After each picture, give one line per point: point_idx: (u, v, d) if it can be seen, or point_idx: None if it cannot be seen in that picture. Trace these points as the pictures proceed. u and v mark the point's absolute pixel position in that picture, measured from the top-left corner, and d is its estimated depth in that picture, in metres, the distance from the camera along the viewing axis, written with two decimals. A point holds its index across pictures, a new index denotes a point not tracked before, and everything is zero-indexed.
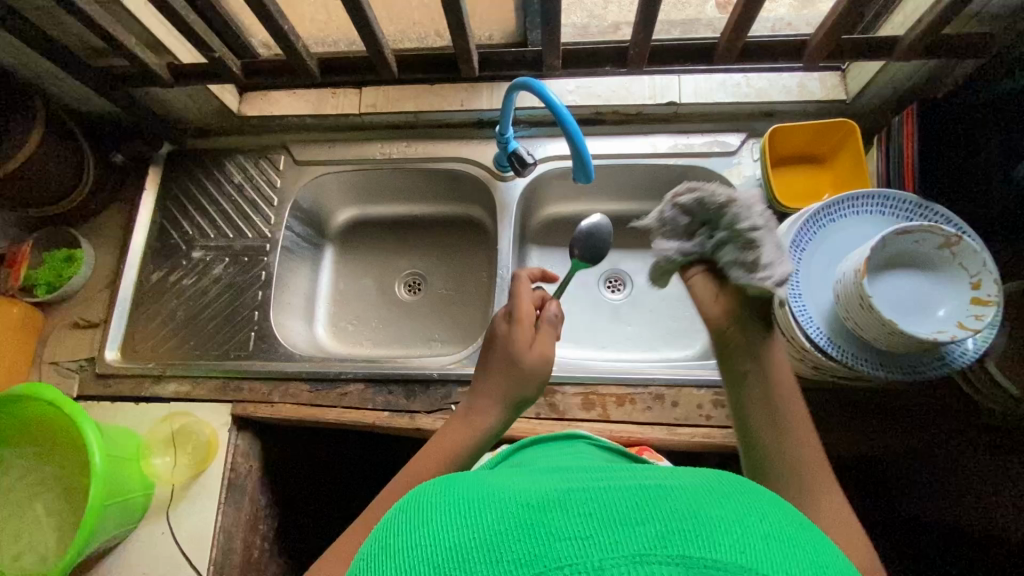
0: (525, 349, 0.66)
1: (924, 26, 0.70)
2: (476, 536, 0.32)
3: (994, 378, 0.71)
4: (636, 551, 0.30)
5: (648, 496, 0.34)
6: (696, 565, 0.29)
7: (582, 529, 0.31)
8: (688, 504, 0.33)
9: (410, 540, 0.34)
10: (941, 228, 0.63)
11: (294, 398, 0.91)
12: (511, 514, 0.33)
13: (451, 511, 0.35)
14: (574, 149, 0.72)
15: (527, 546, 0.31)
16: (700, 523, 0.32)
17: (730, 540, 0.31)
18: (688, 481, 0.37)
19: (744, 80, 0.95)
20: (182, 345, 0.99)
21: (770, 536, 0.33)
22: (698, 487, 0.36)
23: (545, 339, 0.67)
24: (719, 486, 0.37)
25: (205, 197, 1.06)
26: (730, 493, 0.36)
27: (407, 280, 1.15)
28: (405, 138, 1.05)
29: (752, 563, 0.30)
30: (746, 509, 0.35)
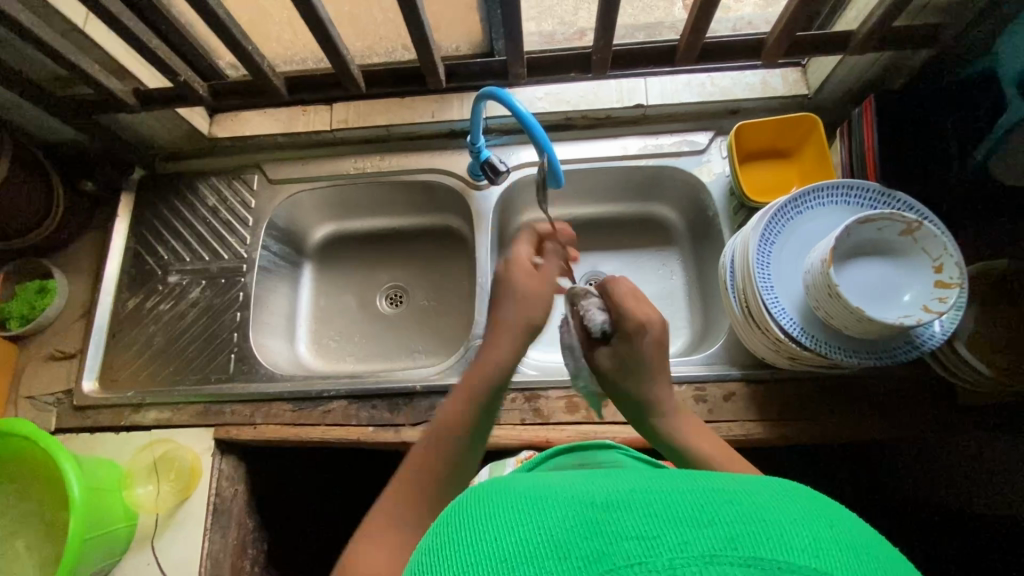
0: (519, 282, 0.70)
1: (874, 21, 0.72)
2: (543, 532, 0.32)
3: (969, 362, 0.73)
4: (704, 552, 0.29)
5: (712, 497, 0.33)
6: (770, 568, 0.29)
7: (649, 529, 0.31)
8: (753, 504, 0.32)
9: (477, 530, 0.34)
10: (901, 214, 0.65)
11: (276, 419, 0.90)
12: (578, 512, 0.33)
13: (515, 506, 0.35)
14: (541, 155, 0.73)
15: (594, 543, 0.31)
16: (769, 524, 0.31)
17: (803, 541, 0.30)
18: (751, 483, 0.35)
19: (708, 80, 0.97)
20: (162, 372, 0.97)
21: (842, 542, 0.31)
22: (765, 490, 0.34)
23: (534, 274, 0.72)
24: (788, 487, 0.36)
25: (179, 220, 1.06)
26: (798, 493, 0.35)
27: (388, 293, 1.15)
28: (378, 152, 1.05)
29: (827, 568, 0.29)
30: (814, 510, 0.33)
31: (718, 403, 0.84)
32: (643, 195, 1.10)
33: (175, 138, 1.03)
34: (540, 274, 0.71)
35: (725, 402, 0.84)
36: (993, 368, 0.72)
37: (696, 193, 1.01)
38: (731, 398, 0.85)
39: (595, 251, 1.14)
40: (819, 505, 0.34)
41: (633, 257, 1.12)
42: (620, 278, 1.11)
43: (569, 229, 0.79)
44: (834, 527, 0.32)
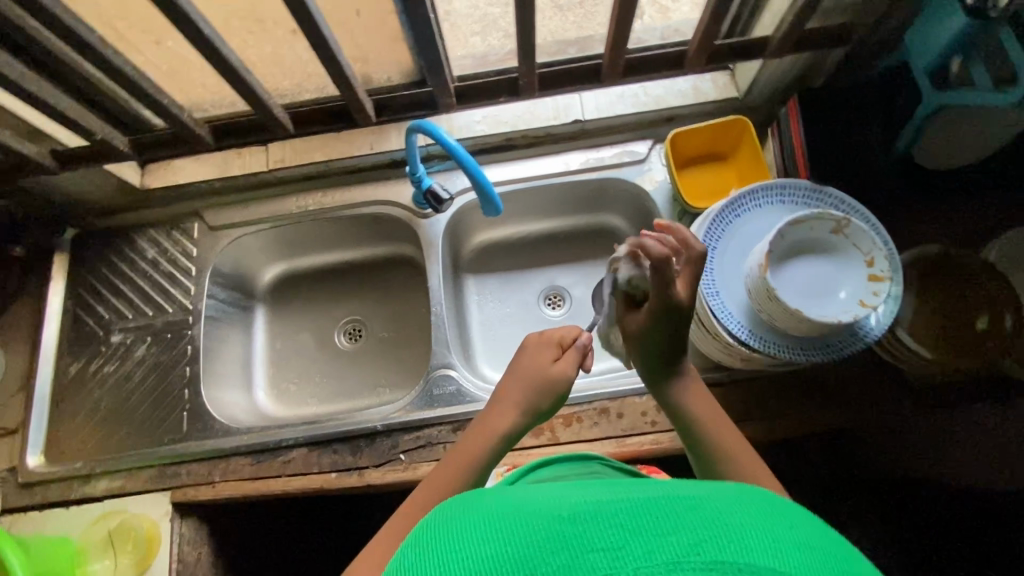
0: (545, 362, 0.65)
1: (786, 26, 0.74)
2: (512, 549, 0.33)
3: (909, 345, 0.76)
4: (668, 560, 0.29)
5: (676, 502, 0.33)
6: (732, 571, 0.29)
7: (612, 541, 0.31)
8: (717, 505, 0.33)
9: (450, 550, 0.34)
10: (831, 213, 0.66)
11: (235, 474, 0.87)
12: (546, 527, 0.33)
13: (488, 524, 0.35)
14: (475, 183, 0.72)
15: (561, 558, 0.31)
16: (732, 527, 0.31)
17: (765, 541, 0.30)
18: (721, 489, 0.36)
19: (642, 90, 0.98)
20: (111, 438, 0.93)
21: (808, 544, 0.31)
22: (734, 495, 0.35)
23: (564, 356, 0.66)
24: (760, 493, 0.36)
25: (119, 276, 1.02)
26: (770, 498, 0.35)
27: (347, 329, 1.13)
28: (320, 188, 1.03)
29: (788, 567, 0.29)
30: (782, 513, 0.33)
31: None
32: (594, 207, 1.11)
33: (106, 194, 0.99)
34: (554, 367, 0.65)
35: None
36: (932, 350, 0.76)
37: (641, 202, 1.02)
38: None
39: (552, 265, 1.13)
40: (787, 509, 0.34)
41: (590, 269, 1.13)
42: (579, 290, 1.11)
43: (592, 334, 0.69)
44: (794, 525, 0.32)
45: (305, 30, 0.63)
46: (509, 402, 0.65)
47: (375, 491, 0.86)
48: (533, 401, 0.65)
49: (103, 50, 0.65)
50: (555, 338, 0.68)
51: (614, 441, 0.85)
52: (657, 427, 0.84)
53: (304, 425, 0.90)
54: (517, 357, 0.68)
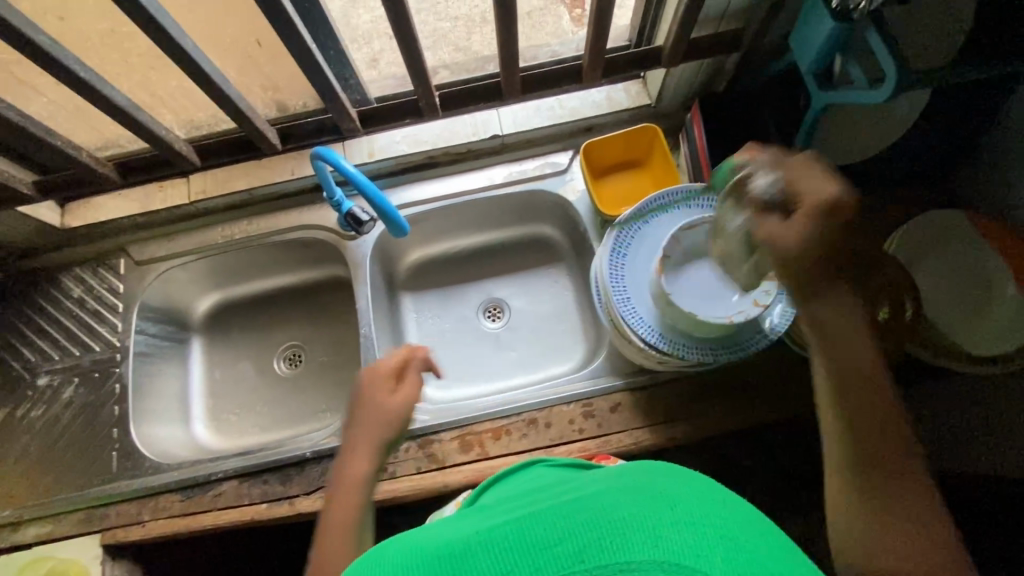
0: (387, 395, 0.67)
1: (674, 37, 0.76)
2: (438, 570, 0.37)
3: (814, 340, 0.76)
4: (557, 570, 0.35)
5: (580, 509, 0.39)
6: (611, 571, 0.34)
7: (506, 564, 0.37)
8: (609, 507, 0.38)
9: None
10: (722, 216, 0.68)
11: (165, 512, 0.86)
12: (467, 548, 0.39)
13: (420, 553, 0.40)
14: (377, 208, 0.73)
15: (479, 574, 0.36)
16: (619, 523, 0.37)
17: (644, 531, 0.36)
18: (616, 482, 0.42)
19: (558, 102, 1.00)
20: (39, 484, 0.92)
21: (689, 524, 0.37)
22: (622, 487, 0.41)
23: (408, 386, 0.69)
24: (658, 475, 0.43)
25: (44, 318, 1.01)
26: (665, 479, 0.42)
27: (286, 355, 1.12)
28: (245, 217, 1.03)
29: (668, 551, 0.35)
30: (671, 498, 0.39)
31: (606, 416, 0.86)
32: (526, 218, 1.11)
33: (26, 237, 0.98)
34: (397, 397, 0.68)
35: (613, 413, 0.86)
36: None
37: (567, 211, 1.03)
38: (618, 408, 0.86)
39: (489, 277, 1.13)
40: (684, 489, 0.40)
41: (527, 279, 1.12)
42: (517, 301, 1.11)
43: (430, 347, 0.72)
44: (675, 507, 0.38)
45: (187, 67, 0.64)
46: (364, 443, 0.66)
47: (308, 518, 0.85)
48: (383, 437, 0.66)
49: None
50: (383, 373, 0.69)
51: (543, 451, 0.85)
52: (585, 435, 0.85)
53: (236, 457, 0.89)
54: (358, 405, 0.69)
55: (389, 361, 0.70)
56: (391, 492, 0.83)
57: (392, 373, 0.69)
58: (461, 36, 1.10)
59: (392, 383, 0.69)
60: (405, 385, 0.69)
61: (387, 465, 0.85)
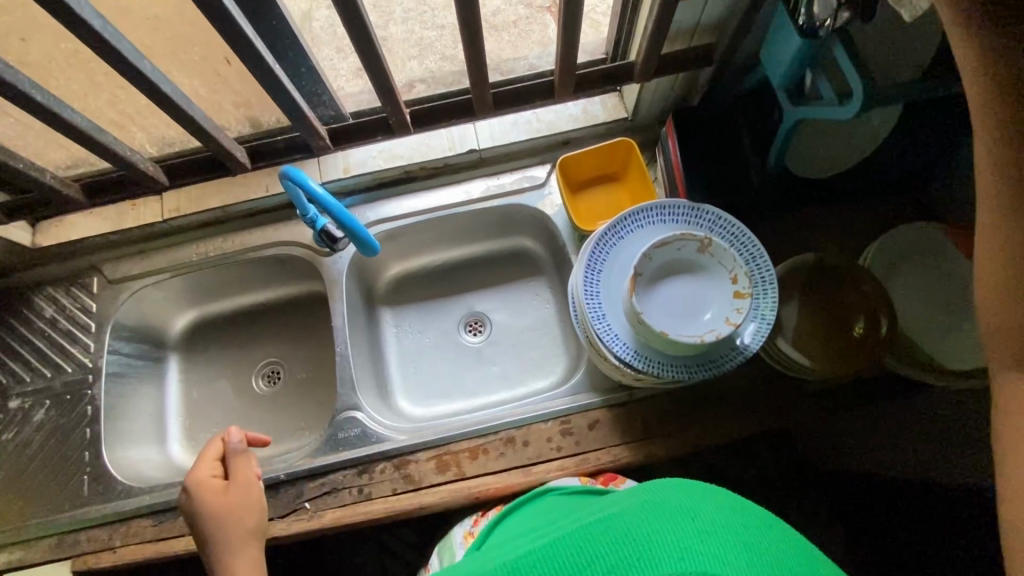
0: (212, 499, 0.72)
1: (644, 53, 0.76)
2: None
3: (790, 355, 0.76)
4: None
5: (602, 533, 0.42)
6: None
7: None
8: (632, 532, 0.41)
9: None
10: (693, 234, 0.68)
11: (137, 537, 0.85)
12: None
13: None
14: (346, 228, 0.72)
15: None
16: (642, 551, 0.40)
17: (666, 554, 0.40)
18: (636, 495, 0.45)
19: (534, 116, 0.99)
20: (8, 509, 0.90)
21: (701, 535, 0.41)
22: (645, 502, 0.43)
23: (240, 474, 0.75)
24: (679, 487, 0.45)
25: (15, 339, 0.99)
26: (687, 491, 0.44)
27: (265, 372, 1.11)
28: (221, 234, 1.02)
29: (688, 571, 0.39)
30: (683, 514, 0.42)
31: (584, 434, 0.85)
32: (506, 232, 1.11)
33: None
34: (231, 494, 0.73)
35: (591, 430, 0.85)
36: (814, 357, 0.76)
37: (545, 226, 1.02)
38: (596, 426, 0.85)
39: (470, 291, 1.12)
40: (696, 499, 0.44)
41: (507, 293, 1.11)
42: (497, 315, 1.10)
43: (235, 430, 0.77)
44: (697, 524, 0.41)
45: (149, 89, 0.63)
46: (238, 537, 0.71)
47: (282, 543, 0.84)
48: (249, 525, 0.73)
49: None
50: (209, 472, 0.74)
51: (521, 470, 0.84)
52: (562, 453, 0.84)
53: None
54: (196, 521, 0.72)
55: (207, 458, 0.76)
56: (366, 514, 0.82)
57: (217, 470, 0.75)
58: (441, 48, 1.10)
59: (219, 480, 0.74)
60: (241, 467, 0.76)
61: (362, 486, 0.84)
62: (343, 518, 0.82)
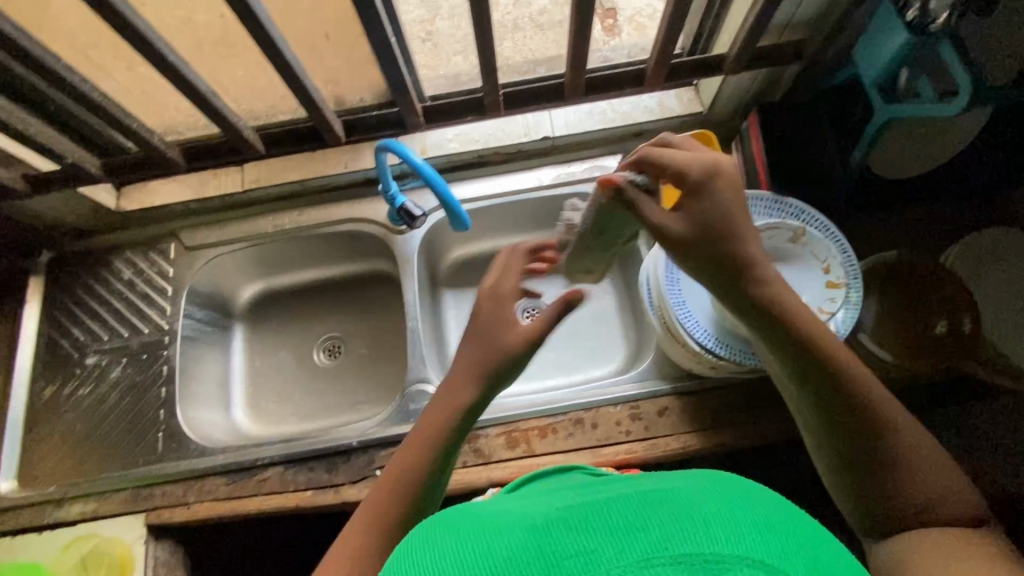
0: (480, 317, 0.61)
1: (740, 43, 0.77)
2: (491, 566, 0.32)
3: (873, 352, 0.75)
4: (636, 559, 0.30)
5: (647, 502, 0.34)
6: (696, 562, 0.30)
7: (584, 544, 0.32)
8: (675, 502, 0.34)
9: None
10: (788, 222, 0.68)
11: (211, 495, 0.87)
12: (517, 539, 0.34)
13: (458, 540, 0.36)
14: (442, 200, 0.73)
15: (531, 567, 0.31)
16: (693, 519, 0.32)
17: (726, 524, 0.32)
18: (685, 481, 0.37)
19: (609, 107, 1.00)
20: (84, 461, 0.92)
21: (770, 532, 0.33)
22: (699, 487, 0.36)
23: (506, 281, 0.62)
24: (726, 482, 0.38)
25: (94, 298, 1.02)
26: (733, 487, 0.37)
27: (327, 346, 1.13)
28: (297, 207, 1.04)
29: (752, 559, 0.31)
30: (744, 507, 0.34)
31: (653, 419, 0.86)
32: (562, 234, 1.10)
33: (81, 216, 0.99)
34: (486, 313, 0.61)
35: (660, 416, 0.86)
36: (897, 355, 0.75)
37: None
38: (665, 412, 0.86)
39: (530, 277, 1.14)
40: (759, 499, 0.36)
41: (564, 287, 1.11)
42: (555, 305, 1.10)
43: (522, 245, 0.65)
44: (753, 506, 0.35)
45: (273, 56, 0.65)
46: (452, 398, 0.59)
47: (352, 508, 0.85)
48: (477, 369, 0.59)
49: (73, 77, 0.66)
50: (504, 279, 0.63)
51: (589, 451, 0.85)
52: (632, 437, 0.85)
53: (280, 443, 0.89)
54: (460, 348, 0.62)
55: (512, 267, 0.63)
56: None
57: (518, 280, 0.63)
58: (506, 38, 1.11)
59: (491, 288, 0.62)
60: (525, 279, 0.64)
61: None
62: None
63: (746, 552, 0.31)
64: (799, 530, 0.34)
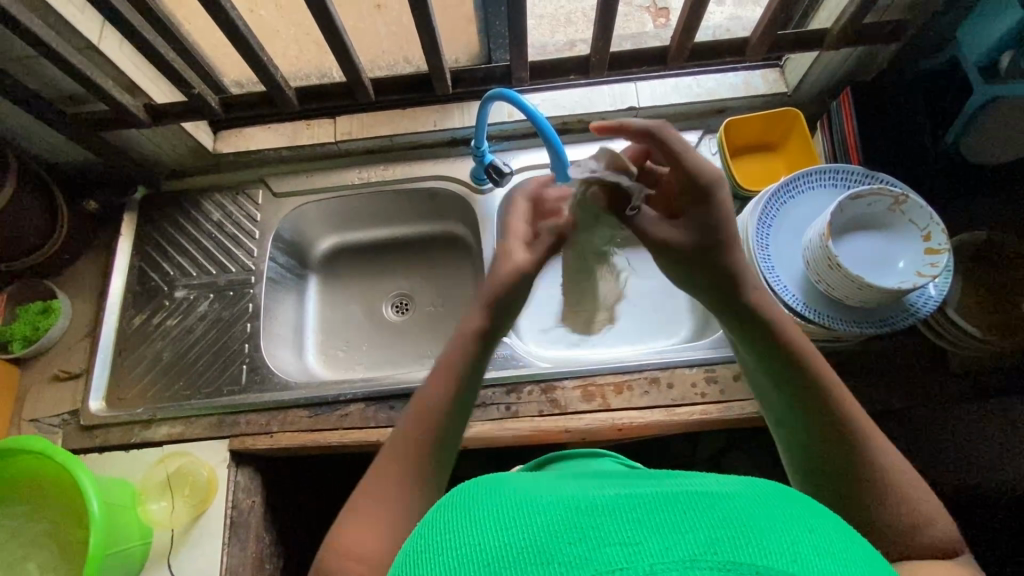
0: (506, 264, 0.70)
1: (845, 20, 0.79)
2: (528, 537, 0.32)
3: (955, 322, 0.77)
4: (683, 557, 0.29)
5: (695, 501, 0.33)
6: (745, 571, 0.29)
7: (631, 535, 0.31)
8: (732, 507, 0.33)
9: (461, 538, 0.33)
10: (888, 190, 0.70)
11: (293, 426, 0.90)
12: (562, 516, 0.33)
13: (501, 511, 0.35)
14: (551, 150, 0.78)
15: (579, 550, 0.30)
16: (748, 529, 0.31)
17: (779, 539, 0.31)
18: (732, 486, 0.36)
19: (694, 82, 1.03)
20: (170, 388, 0.96)
21: (817, 546, 0.32)
22: (746, 496, 0.35)
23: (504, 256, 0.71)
24: (771, 495, 0.36)
25: (184, 236, 1.06)
26: (783, 499, 0.36)
27: (395, 301, 1.14)
28: (382, 162, 1.08)
29: (802, 572, 0.30)
30: (792, 518, 0.34)
31: (728, 383, 0.87)
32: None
33: (180, 155, 1.04)
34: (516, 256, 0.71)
35: (736, 381, 0.87)
36: (980, 328, 0.77)
37: None
38: (741, 377, 0.87)
39: None
40: (806, 512, 0.35)
41: None
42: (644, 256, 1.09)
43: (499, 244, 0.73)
44: (808, 529, 0.33)
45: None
46: (445, 363, 0.65)
47: None
48: (460, 356, 0.65)
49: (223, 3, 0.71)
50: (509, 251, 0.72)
51: (664, 410, 0.86)
52: (706, 399, 0.86)
53: (360, 382, 0.93)
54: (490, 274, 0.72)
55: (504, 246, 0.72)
56: (513, 430, 0.86)
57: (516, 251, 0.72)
58: (582, 21, 1.15)
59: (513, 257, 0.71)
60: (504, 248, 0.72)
61: (510, 405, 0.88)
62: (492, 431, 0.86)
63: (797, 571, 0.30)
64: (854, 558, 0.33)
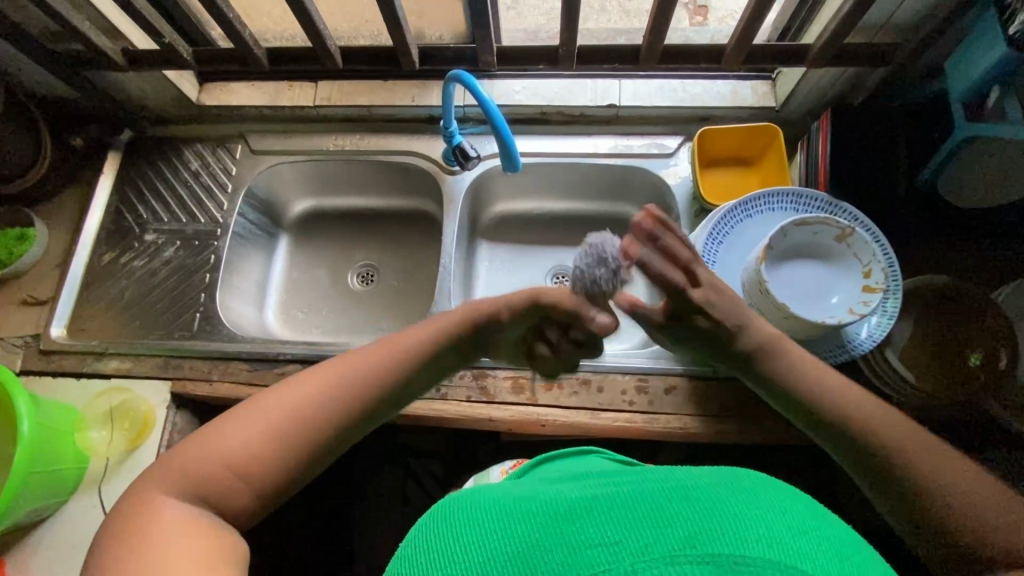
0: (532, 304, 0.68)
1: (827, 37, 0.75)
2: (508, 549, 0.34)
3: (895, 367, 0.74)
4: (663, 553, 0.31)
5: (673, 497, 0.35)
6: (727, 563, 0.30)
7: (613, 536, 0.32)
8: (711, 499, 0.34)
9: (448, 556, 0.35)
10: (837, 220, 0.67)
11: (232, 377, 0.93)
12: (543, 525, 0.35)
13: (476, 527, 0.37)
14: (500, 140, 0.76)
15: (559, 556, 0.32)
16: (726, 518, 0.32)
17: (758, 528, 0.32)
18: (717, 479, 0.38)
19: (680, 86, 1.00)
20: (127, 325, 1.00)
21: (795, 530, 0.33)
22: (730, 486, 0.36)
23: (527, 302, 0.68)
24: (754, 484, 0.37)
25: (161, 181, 1.09)
26: (764, 486, 0.37)
27: (360, 271, 1.16)
28: (358, 131, 1.09)
29: (779, 557, 0.30)
30: (770, 504, 0.35)
31: (660, 395, 0.86)
32: None
33: (164, 102, 1.06)
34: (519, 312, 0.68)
35: (667, 394, 0.85)
36: (921, 377, 0.74)
37: (661, 195, 1.01)
38: (673, 391, 0.86)
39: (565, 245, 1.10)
40: (787, 499, 0.36)
41: None
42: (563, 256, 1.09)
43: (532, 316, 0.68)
44: (788, 513, 0.34)
45: None
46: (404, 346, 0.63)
47: None
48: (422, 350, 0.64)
49: None
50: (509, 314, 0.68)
51: (590, 412, 0.86)
52: (634, 408, 0.85)
53: (302, 344, 0.95)
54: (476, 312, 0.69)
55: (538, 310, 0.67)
56: (438, 412, 0.87)
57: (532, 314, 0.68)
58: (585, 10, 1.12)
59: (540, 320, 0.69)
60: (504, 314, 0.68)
61: (440, 386, 0.89)
62: (418, 409, 0.87)
63: (778, 557, 0.30)
64: (834, 538, 0.33)
